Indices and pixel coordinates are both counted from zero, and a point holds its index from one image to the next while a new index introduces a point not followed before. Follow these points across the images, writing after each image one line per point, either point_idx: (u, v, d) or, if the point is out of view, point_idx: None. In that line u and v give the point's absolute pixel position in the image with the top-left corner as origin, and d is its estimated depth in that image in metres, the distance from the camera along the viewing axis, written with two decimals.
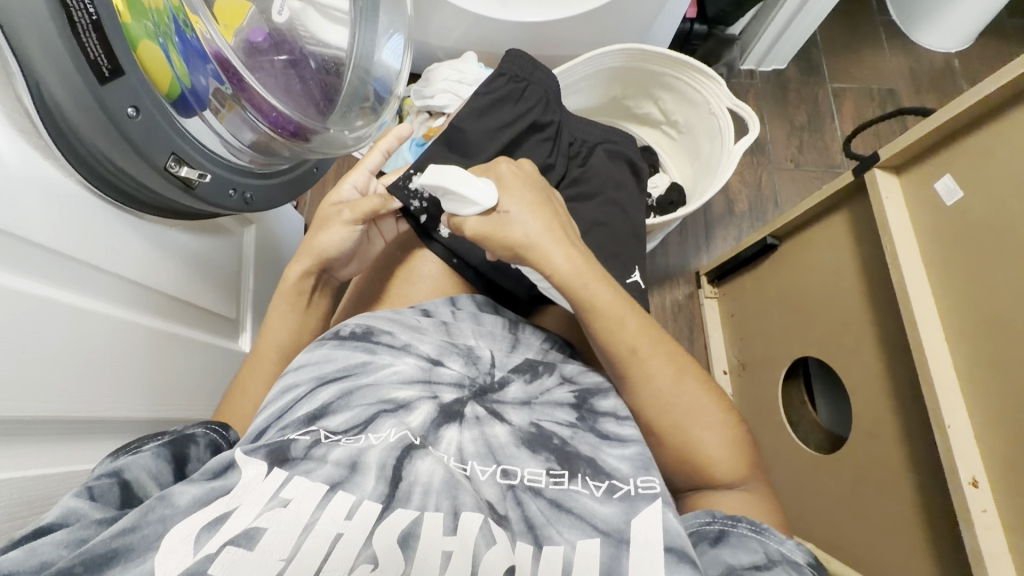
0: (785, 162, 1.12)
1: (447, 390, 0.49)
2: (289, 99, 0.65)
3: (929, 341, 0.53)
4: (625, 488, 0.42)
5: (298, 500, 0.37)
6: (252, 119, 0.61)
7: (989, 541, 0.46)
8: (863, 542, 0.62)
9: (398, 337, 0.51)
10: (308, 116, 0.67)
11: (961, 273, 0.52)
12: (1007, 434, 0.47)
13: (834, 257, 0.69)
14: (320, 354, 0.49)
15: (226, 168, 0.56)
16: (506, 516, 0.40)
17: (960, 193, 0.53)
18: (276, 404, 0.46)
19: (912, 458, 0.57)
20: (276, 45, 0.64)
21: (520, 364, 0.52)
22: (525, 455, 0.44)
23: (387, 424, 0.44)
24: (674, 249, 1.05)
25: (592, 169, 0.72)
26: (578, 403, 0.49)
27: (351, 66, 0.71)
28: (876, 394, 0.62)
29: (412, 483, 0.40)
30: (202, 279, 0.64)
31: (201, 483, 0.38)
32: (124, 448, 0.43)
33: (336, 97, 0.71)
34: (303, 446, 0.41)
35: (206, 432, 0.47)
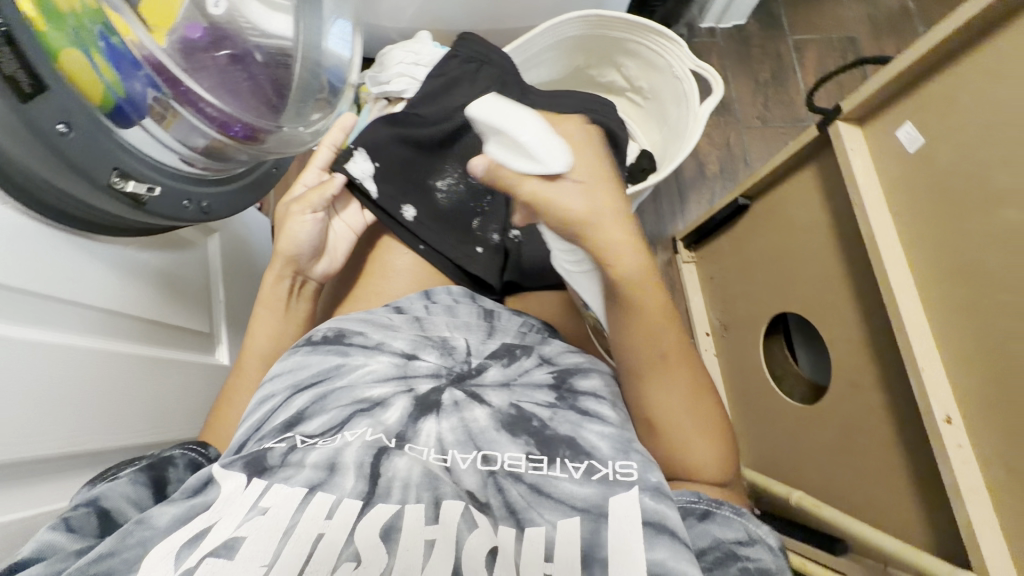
0: (754, 120, 1.12)
1: (423, 380, 0.48)
2: (236, 99, 0.61)
3: (900, 288, 0.54)
4: (604, 471, 0.41)
5: (277, 506, 0.37)
6: (201, 125, 0.56)
7: (966, 474, 0.48)
8: (851, 486, 0.64)
9: (372, 336, 0.51)
10: (260, 115, 0.63)
11: (931, 219, 0.53)
12: (980, 372, 0.49)
13: (806, 213, 0.70)
14: (292, 361, 0.48)
15: (174, 177, 0.54)
16: (489, 504, 0.39)
17: (921, 139, 0.54)
18: (253, 416, 0.45)
19: (893, 403, 0.59)
20: (216, 41, 0.59)
21: (497, 350, 0.52)
22: (505, 439, 0.43)
23: (363, 423, 0.43)
24: (650, 217, 1.05)
25: None
26: (557, 384, 0.48)
27: (300, 58, 0.67)
28: (853, 344, 0.64)
29: (391, 478, 0.39)
30: (167, 294, 0.61)
31: (179, 501, 0.38)
32: (99, 475, 0.43)
33: (287, 92, 0.68)
34: (278, 454, 0.40)
35: (184, 453, 0.46)
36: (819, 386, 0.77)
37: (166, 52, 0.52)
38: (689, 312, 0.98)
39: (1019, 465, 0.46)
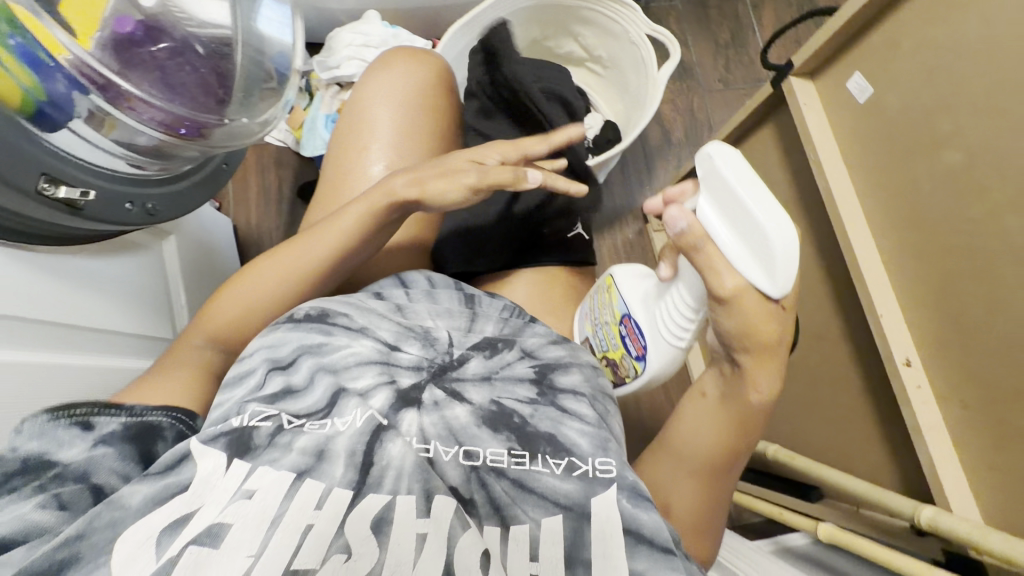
0: (715, 83, 1.11)
1: (405, 374, 0.46)
2: (176, 93, 0.57)
3: (857, 239, 0.55)
4: (584, 468, 0.41)
5: (264, 491, 0.37)
6: (139, 125, 0.54)
7: (926, 413, 0.50)
8: (822, 435, 0.66)
9: (357, 319, 0.50)
10: (205, 109, 0.59)
11: (886, 169, 0.54)
12: (935, 315, 0.50)
13: (767, 172, 0.70)
14: (273, 339, 0.47)
15: (101, 176, 0.53)
16: (473, 500, 0.40)
17: (871, 89, 0.54)
18: (231, 393, 0.44)
19: (857, 352, 0.60)
20: (152, 33, 0.56)
21: (479, 342, 0.50)
22: (486, 435, 0.43)
23: (351, 404, 0.43)
24: (618, 188, 1.05)
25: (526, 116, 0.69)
26: (539, 379, 0.47)
27: (240, 44, 0.62)
28: (818, 298, 0.65)
29: (384, 466, 0.39)
30: (120, 301, 0.59)
31: (152, 482, 0.38)
32: (69, 413, 0.42)
33: (232, 82, 0.62)
34: (265, 434, 0.40)
35: (172, 423, 0.45)
36: None
37: (95, 57, 0.49)
38: None
39: (976, 402, 0.47)
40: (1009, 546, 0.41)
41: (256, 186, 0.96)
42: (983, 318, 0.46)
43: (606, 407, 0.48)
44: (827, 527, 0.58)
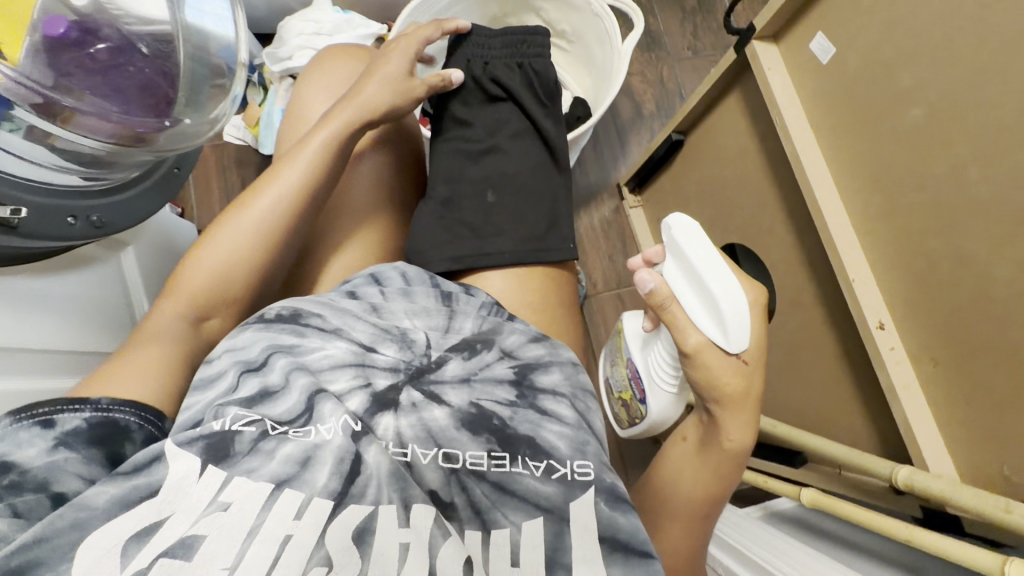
0: (684, 51, 1.09)
1: (381, 375, 0.46)
2: (119, 95, 0.54)
3: (826, 203, 0.54)
4: (563, 470, 0.41)
5: (240, 501, 0.35)
6: (78, 138, 0.51)
7: (901, 374, 0.50)
8: (803, 402, 0.66)
9: (331, 319, 0.48)
10: (148, 112, 0.56)
11: (849, 132, 0.53)
12: (907, 277, 0.50)
13: (736, 140, 0.69)
14: (245, 340, 0.45)
15: (33, 191, 0.50)
16: (453, 504, 0.40)
17: (833, 49, 0.53)
18: (201, 396, 0.42)
19: (832, 318, 0.60)
20: (89, 33, 0.53)
21: (459, 342, 0.49)
22: (465, 437, 0.42)
23: (330, 408, 0.41)
24: (592, 165, 1.03)
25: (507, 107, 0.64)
26: (518, 380, 0.47)
27: (182, 40, 0.59)
28: (793, 266, 0.64)
29: (368, 475, 0.38)
30: (74, 319, 0.57)
31: (119, 482, 0.36)
32: (30, 413, 0.38)
33: (176, 79, 0.59)
34: (247, 440, 0.38)
35: (140, 423, 0.41)
36: None
37: (19, 67, 0.46)
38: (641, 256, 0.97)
39: (946, 359, 0.47)
40: (981, 502, 0.42)
41: (218, 188, 0.93)
42: (949, 276, 0.46)
43: (589, 404, 0.48)
44: (808, 491, 0.59)
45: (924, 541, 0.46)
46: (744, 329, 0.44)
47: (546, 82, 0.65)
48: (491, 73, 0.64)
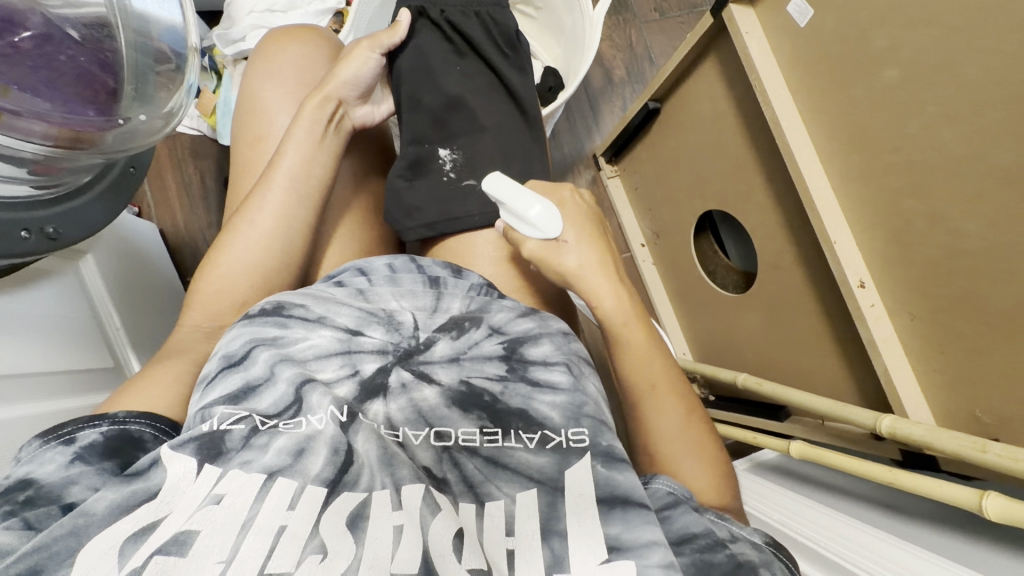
0: (652, 13, 1.07)
1: (368, 359, 0.45)
2: (54, 91, 0.49)
3: (807, 168, 0.55)
4: (558, 439, 0.41)
5: (233, 494, 0.34)
6: (15, 142, 0.47)
7: (880, 329, 0.53)
8: (786, 361, 0.69)
9: (314, 308, 0.46)
10: (93, 107, 0.51)
11: (825, 94, 0.53)
12: (887, 238, 0.51)
13: (712, 106, 0.69)
14: (229, 338, 0.44)
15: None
16: (446, 480, 0.39)
17: (811, 11, 0.52)
18: (198, 399, 0.41)
19: (813, 279, 0.62)
20: (9, 21, 0.46)
21: (445, 323, 0.48)
22: (456, 414, 0.42)
23: (318, 398, 0.40)
24: (566, 138, 1.02)
25: (471, 66, 0.60)
26: (507, 354, 0.46)
27: (121, 25, 0.54)
28: (774, 230, 0.66)
29: (360, 463, 0.37)
30: (35, 339, 0.53)
31: (119, 486, 0.34)
32: (56, 433, 0.38)
33: (119, 71, 0.54)
34: (238, 437, 0.37)
35: (156, 436, 0.41)
36: (749, 272, 0.80)
37: None
38: (621, 227, 0.98)
39: (921, 312, 0.50)
40: (959, 445, 0.45)
41: (175, 183, 0.87)
42: (923, 232, 0.48)
43: (584, 369, 0.47)
44: (797, 444, 0.63)
45: (906, 482, 0.49)
46: (557, 218, 0.51)
47: (507, 31, 0.61)
48: (449, 21, 0.60)
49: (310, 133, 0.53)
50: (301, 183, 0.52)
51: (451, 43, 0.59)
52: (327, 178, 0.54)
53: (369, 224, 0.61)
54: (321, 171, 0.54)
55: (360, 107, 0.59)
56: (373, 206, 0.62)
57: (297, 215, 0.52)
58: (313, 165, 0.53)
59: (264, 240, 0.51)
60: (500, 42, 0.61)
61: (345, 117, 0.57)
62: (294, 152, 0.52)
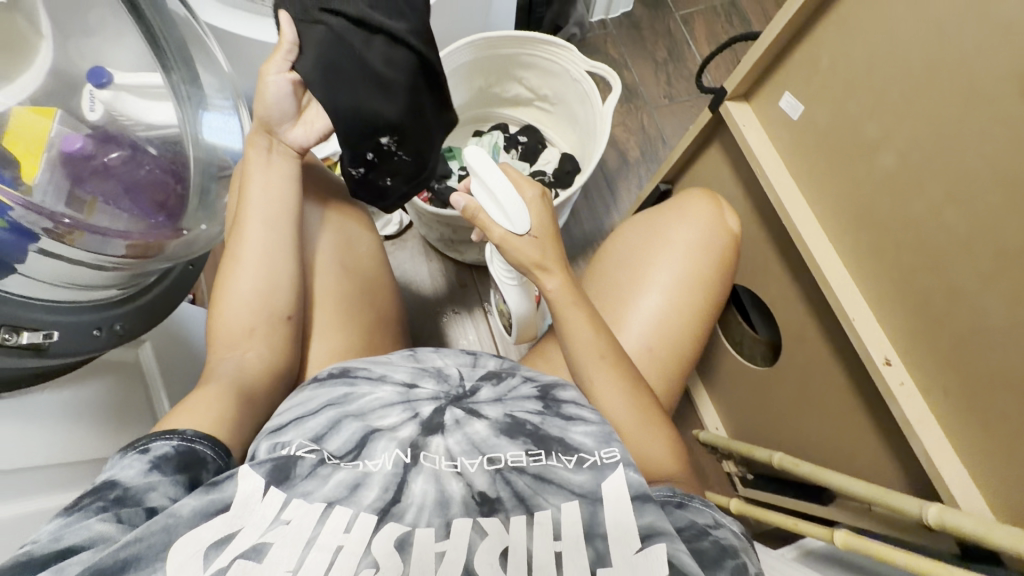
0: (661, 99, 1.15)
1: (426, 403, 0.45)
2: (137, 200, 0.62)
3: (817, 247, 0.56)
4: (592, 458, 0.41)
5: (299, 516, 0.37)
6: (97, 258, 0.54)
7: (914, 408, 0.50)
8: (822, 438, 0.66)
9: (376, 368, 0.49)
10: (161, 211, 0.64)
11: (825, 173, 0.56)
12: (908, 317, 0.51)
13: (721, 186, 0.72)
14: (300, 399, 0.46)
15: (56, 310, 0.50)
16: (499, 499, 0.39)
17: (801, 107, 0.56)
18: (261, 447, 0.42)
19: (839, 352, 0.61)
20: (102, 143, 0.62)
21: (489, 371, 0.50)
22: (505, 441, 0.42)
23: (384, 444, 0.42)
24: (585, 215, 1.07)
25: (392, 52, 0.54)
26: (542, 394, 0.47)
27: (188, 137, 0.70)
28: (793, 303, 0.66)
29: (409, 501, 0.39)
30: (101, 423, 0.57)
31: (199, 494, 0.37)
32: (133, 445, 0.40)
33: (186, 174, 0.69)
34: (308, 464, 0.40)
35: (217, 457, 0.42)
36: (775, 341, 0.79)
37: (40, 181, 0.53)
38: None
39: (954, 388, 0.48)
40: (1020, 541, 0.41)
41: None
42: (943, 308, 0.47)
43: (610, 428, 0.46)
44: (841, 532, 0.58)
45: None
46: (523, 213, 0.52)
47: None
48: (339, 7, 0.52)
49: (266, 172, 0.55)
50: (271, 212, 0.53)
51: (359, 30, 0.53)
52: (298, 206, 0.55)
53: (359, 261, 0.61)
54: (287, 201, 0.54)
55: (295, 132, 0.56)
56: (369, 247, 0.63)
57: (279, 247, 0.53)
58: (275, 191, 0.54)
59: (256, 285, 0.51)
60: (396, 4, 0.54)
61: (282, 146, 0.56)
62: (256, 186, 0.54)
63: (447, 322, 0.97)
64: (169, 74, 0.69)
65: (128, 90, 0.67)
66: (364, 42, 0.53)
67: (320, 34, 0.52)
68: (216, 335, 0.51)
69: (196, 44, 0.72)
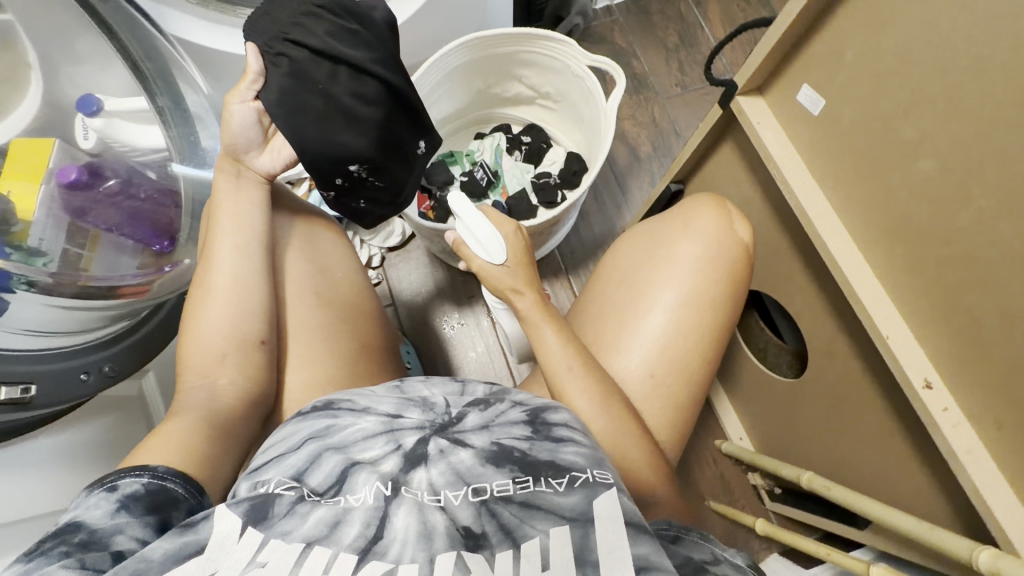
0: (673, 88, 1.08)
1: (409, 432, 0.41)
2: (141, 228, 0.65)
3: (845, 258, 0.51)
4: (585, 476, 0.37)
5: (275, 560, 0.32)
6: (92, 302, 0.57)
7: (961, 437, 0.45)
8: (857, 459, 0.60)
9: (361, 399, 0.44)
10: (159, 239, 0.67)
11: (853, 178, 0.50)
12: (951, 336, 0.45)
13: (736, 187, 0.66)
14: (280, 434, 0.42)
15: (46, 358, 0.51)
16: (484, 534, 0.35)
17: (822, 100, 0.50)
18: (240, 487, 0.38)
19: (872, 369, 0.55)
20: (96, 173, 0.62)
21: (478, 395, 0.45)
22: (491, 471, 0.38)
23: (364, 477, 0.37)
24: (595, 217, 1.01)
25: (357, 84, 0.58)
26: (530, 418, 0.42)
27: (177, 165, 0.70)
28: (820, 314, 0.61)
29: (394, 537, 0.34)
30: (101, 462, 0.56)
31: (173, 535, 0.34)
32: (100, 481, 0.38)
33: (177, 198, 0.70)
34: (286, 502, 0.35)
35: (189, 495, 0.40)
36: (801, 350, 0.73)
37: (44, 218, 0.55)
38: None
39: (1009, 420, 0.42)
40: None
41: None
42: (995, 333, 0.41)
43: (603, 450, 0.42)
44: (877, 568, 0.53)
45: None
46: (500, 243, 0.57)
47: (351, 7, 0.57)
48: (300, 39, 0.55)
49: (238, 200, 0.54)
50: (241, 239, 0.52)
51: (320, 61, 0.56)
52: (267, 234, 0.54)
53: (336, 286, 0.58)
54: (256, 229, 0.53)
55: (265, 159, 0.58)
56: (351, 274, 0.61)
57: (248, 274, 0.51)
58: (245, 221, 0.53)
59: (229, 314, 0.50)
60: (361, 37, 0.58)
61: (253, 173, 0.57)
62: (226, 216, 0.53)
63: (453, 335, 0.94)
64: (155, 99, 0.69)
65: (120, 115, 0.65)
66: (326, 72, 0.56)
67: (284, 66, 0.55)
68: (185, 365, 0.49)
69: (177, 63, 0.70)
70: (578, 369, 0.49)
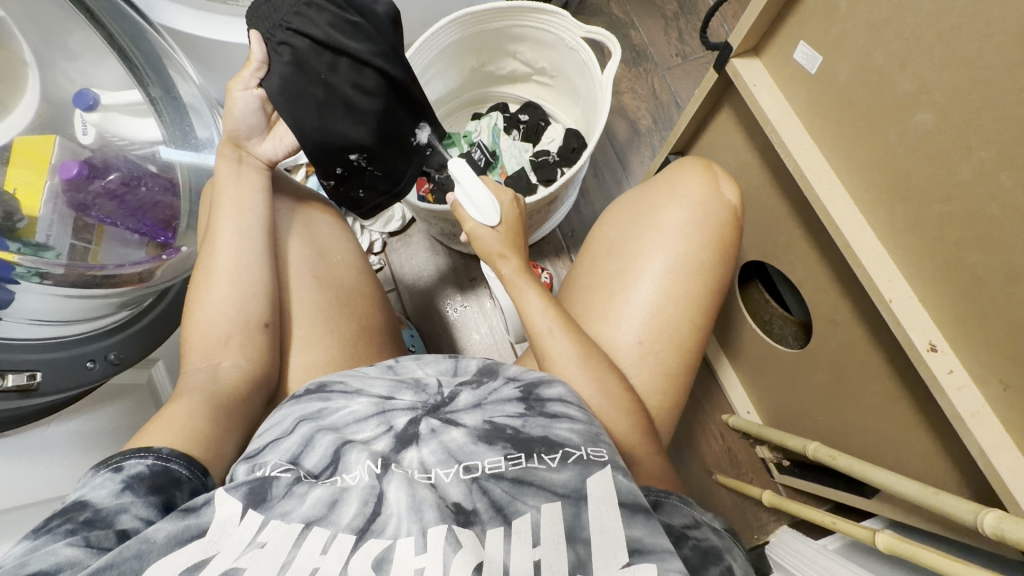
0: (673, 58, 1.05)
1: (401, 413, 0.41)
2: (143, 220, 0.66)
3: (846, 223, 0.49)
4: (578, 454, 0.37)
5: (275, 539, 0.32)
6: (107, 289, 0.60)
7: (967, 403, 0.44)
8: (864, 428, 0.59)
9: (353, 381, 0.44)
10: (160, 232, 0.67)
11: (850, 140, 0.48)
12: (956, 300, 0.44)
13: (735, 155, 0.65)
14: (276, 418, 0.42)
15: (51, 347, 0.52)
16: (475, 511, 0.35)
17: (819, 57, 0.48)
18: (239, 471, 0.39)
19: (875, 336, 0.54)
20: (96, 169, 0.62)
21: (470, 373, 0.45)
22: (483, 448, 0.38)
23: (357, 456, 0.37)
24: (596, 194, 1.00)
25: (357, 71, 0.57)
26: (522, 395, 0.42)
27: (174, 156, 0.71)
28: (822, 282, 0.59)
29: (388, 514, 0.34)
30: (110, 450, 0.57)
31: (175, 517, 0.34)
32: (106, 463, 0.38)
33: (176, 186, 0.70)
34: (284, 484, 0.36)
35: (191, 477, 0.40)
36: (806, 322, 0.72)
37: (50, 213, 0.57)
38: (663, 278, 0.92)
39: (1015, 380, 0.41)
40: None
41: None
42: (998, 292, 0.40)
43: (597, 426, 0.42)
44: (882, 535, 0.52)
45: None
46: (495, 207, 0.59)
47: None
48: (302, 28, 0.54)
49: (237, 183, 0.54)
50: (238, 221, 0.52)
51: (321, 52, 0.55)
52: (266, 216, 0.54)
53: (336, 269, 0.59)
54: (256, 210, 0.54)
55: (266, 144, 0.58)
56: (346, 257, 0.61)
57: (249, 259, 0.52)
58: (246, 205, 0.54)
59: (227, 296, 0.50)
60: (363, 29, 0.57)
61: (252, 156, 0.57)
62: (225, 199, 0.53)
63: (454, 317, 0.94)
64: (146, 89, 0.69)
65: (117, 108, 0.66)
66: (326, 62, 0.55)
67: (286, 55, 0.54)
68: (186, 349, 0.50)
69: (167, 54, 0.70)
70: (571, 344, 0.49)
